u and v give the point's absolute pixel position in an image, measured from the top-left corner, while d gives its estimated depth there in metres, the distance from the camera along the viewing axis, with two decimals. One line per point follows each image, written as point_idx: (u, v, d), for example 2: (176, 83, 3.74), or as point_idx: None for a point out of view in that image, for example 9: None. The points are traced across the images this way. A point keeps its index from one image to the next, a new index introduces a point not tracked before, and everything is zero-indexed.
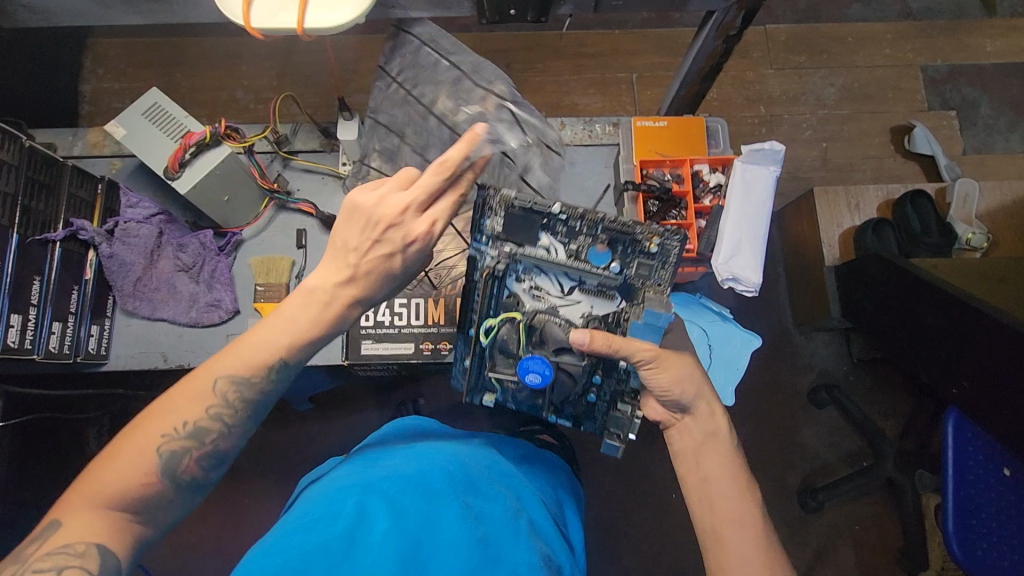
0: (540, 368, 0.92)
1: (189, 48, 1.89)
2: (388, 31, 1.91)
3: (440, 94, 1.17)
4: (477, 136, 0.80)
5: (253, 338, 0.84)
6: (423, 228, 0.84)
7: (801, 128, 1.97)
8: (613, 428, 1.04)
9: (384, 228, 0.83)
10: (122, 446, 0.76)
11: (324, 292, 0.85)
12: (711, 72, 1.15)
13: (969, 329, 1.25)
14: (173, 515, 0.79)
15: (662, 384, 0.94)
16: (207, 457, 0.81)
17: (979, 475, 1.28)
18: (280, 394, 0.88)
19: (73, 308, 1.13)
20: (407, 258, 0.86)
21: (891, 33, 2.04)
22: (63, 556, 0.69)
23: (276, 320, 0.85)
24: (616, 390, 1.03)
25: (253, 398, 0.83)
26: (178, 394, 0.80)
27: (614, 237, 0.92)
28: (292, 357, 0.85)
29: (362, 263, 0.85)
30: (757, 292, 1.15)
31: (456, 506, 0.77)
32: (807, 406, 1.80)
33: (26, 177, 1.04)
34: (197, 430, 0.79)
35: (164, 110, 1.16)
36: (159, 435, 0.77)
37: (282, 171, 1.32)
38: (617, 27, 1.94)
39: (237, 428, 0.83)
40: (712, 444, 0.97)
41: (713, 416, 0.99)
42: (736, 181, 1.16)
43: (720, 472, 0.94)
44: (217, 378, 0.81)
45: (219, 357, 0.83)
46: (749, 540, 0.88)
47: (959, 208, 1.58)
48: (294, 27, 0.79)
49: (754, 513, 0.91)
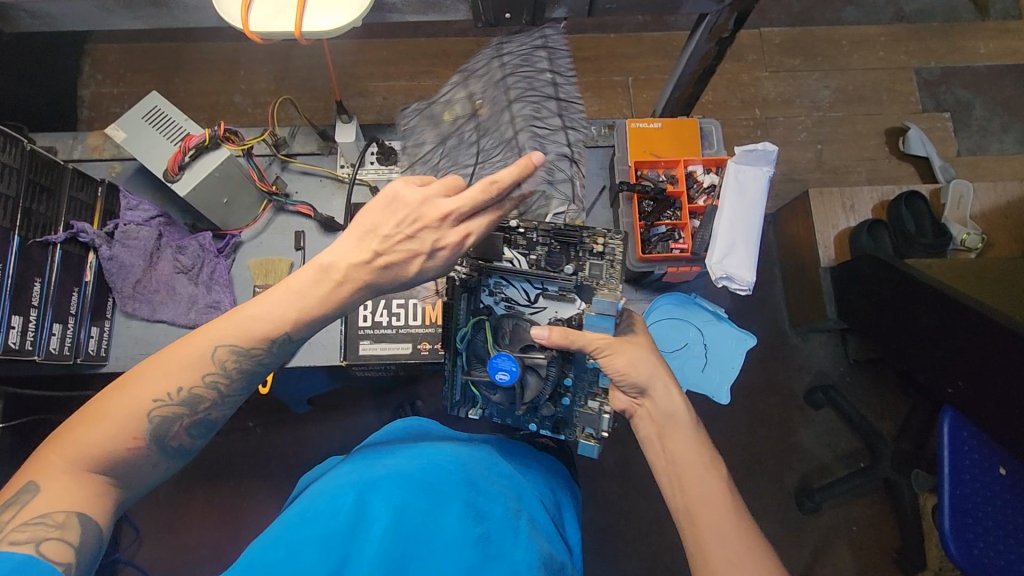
0: (508, 365, 0.91)
1: (188, 53, 1.91)
2: (386, 36, 1.93)
3: (516, 103, 0.98)
4: (532, 164, 0.75)
5: (255, 309, 0.82)
6: (455, 238, 0.81)
7: (796, 130, 1.99)
8: (586, 427, 1.03)
9: (420, 227, 0.80)
10: (112, 409, 0.77)
11: (338, 273, 0.81)
12: (705, 74, 1.17)
13: (961, 329, 1.26)
14: (151, 478, 0.82)
15: (621, 370, 0.96)
16: (197, 422, 0.82)
17: (975, 474, 1.28)
18: (277, 365, 0.88)
19: (73, 309, 1.14)
20: (429, 262, 0.83)
21: (885, 36, 2.06)
22: (41, 527, 0.70)
23: (282, 291, 0.83)
24: (587, 388, 1.04)
25: (249, 369, 0.83)
26: (173, 358, 0.80)
27: (564, 240, 0.97)
28: (295, 332, 0.84)
29: (389, 251, 0.81)
30: (752, 291, 1.16)
31: (456, 504, 0.77)
32: (804, 406, 1.81)
33: (28, 179, 1.05)
34: (191, 397, 0.80)
35: (164, 113, 1.17)
36: (151, 401, 0.78)
37: (281, 173, 1.34)
38: (613, 31, 1.96)
39: (229, 398, 0.84)
40: (674, 426, 0.98)
41: (671, 397, 0.99)
42: (730, 181, 1.17)
43: (687, 451, 0.96)
44: (215, 347, 0.80)
45: (219, 323, 0.82)
46: (723, 518, 0.89)
47: (953, 209, 1.59)
48: (292, 30, 0.80)
49: (722, 489, 0.92)
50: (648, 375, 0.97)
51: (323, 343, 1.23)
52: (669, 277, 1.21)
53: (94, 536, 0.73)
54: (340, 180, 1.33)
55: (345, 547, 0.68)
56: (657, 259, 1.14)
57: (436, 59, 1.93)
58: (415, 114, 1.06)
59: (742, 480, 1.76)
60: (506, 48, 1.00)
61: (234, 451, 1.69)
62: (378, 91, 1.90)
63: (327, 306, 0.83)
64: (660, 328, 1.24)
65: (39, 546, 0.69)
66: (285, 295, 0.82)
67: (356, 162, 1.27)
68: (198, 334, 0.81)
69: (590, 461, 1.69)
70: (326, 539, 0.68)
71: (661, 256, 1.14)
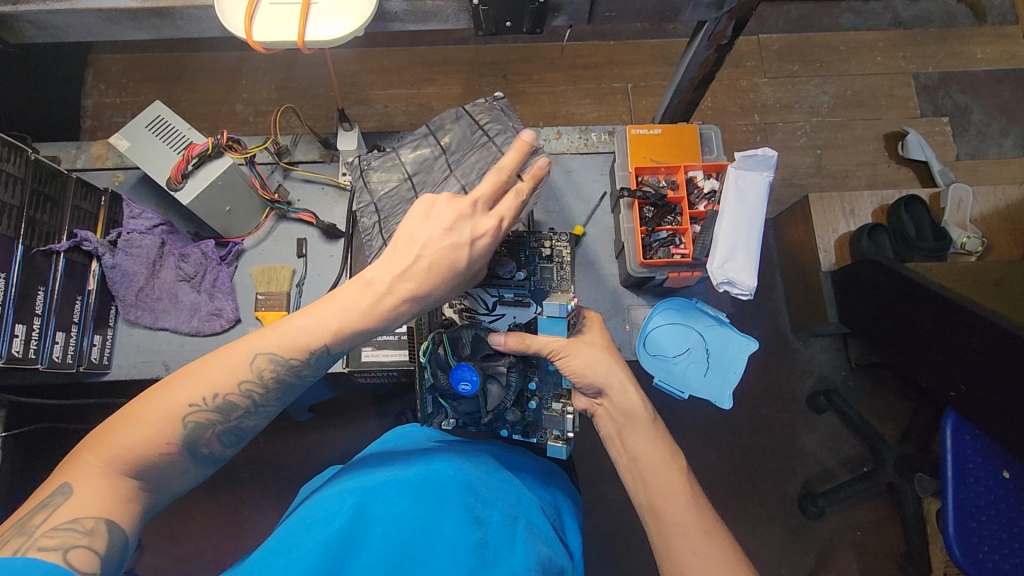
0: (468, 375, 0.95)
1: (189, 62, 1.92)
2: (387, 46, 1.95)
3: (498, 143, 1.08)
4: (526, 142, 0.89)
5: (301, 321, 0.85)
6: (492, 224, 0.87)
7: (795, 136, 1.99)
8: (554, 429, 1.03)
9: (456, 219, 0.86)
10: (149, 412, 0.78)
11: (380, 284, 0.84)
12: (703, 80, 1.17)
13: (960, 334, 1.26)
14: (178, 485, 0.82)
15: (576, 371, 0.98)
16: (228, 430, 0.83)
17: (979, 477, 1.29)
18: (313, 380, 0.89)
19: (77, 318, 1.14)
20: (474, 253, 0.87)
21: (882, 42, 2.08)
22: (71, 533, 0.69)
23: (328, 306, 0.85)
24: (551, 391, 1.07)
25: (285, 380, 0.85)
26: (213, 365, 0.81)
27: (512, 247, 1.06)
28: (334, 345, 0.85)
29: (429, 250, 0.85)
30: (753, 296, 1.15)
31: (455, 509, 0.77)
32: (806, 411, 1.80)
33: (32, 189, 1.06)
34: (225, 404, 0.81)
35: (166, 122, 1.18)
36: (188, 405, 0.79)
37: (283, 181, 1.34)
38: (612, 39, 1.97)
39: (263, 408, 0.85)
40: (632, 425, 0.98)
41: (627, 395, 0.98)
42: (729, 187, 1.16)
43: (646, 447, 0.96)
44: (256, 354, 0.82)
45: (262, 334, 0.84)
46: (684, 510, 0.89)
47: (953, 213, 1.60)
48: (294, 40, 0.81)
49: (682, 483, 0.92)
50: (603, 373, 0.98)
51: None
52: (670, 282, 1.20)
53: (120, 545, 0.72)
54: (341, 188, 1.33)
55: (342, 554, 0.68)
56: (658, 264, 1.15)
57: (436, 68, 1.94)
58: (377, 161, 1.14)
59: (744, 485, 1.76)
60: (473, 108, 1.14)
61: (235, 459, 1.69)
62: (378, 100, 1.91)
63: (371, 319, 0.84)
64: (663, 333, 1.24)
65: (66, 553, 0.67)
66: (328, 310, 0.84)
67: None
68: (242, 343, 0.83)
69: (593, 467, 1.68)
70: (322, 545, 0.68)
71: (662, 262, 1.14)
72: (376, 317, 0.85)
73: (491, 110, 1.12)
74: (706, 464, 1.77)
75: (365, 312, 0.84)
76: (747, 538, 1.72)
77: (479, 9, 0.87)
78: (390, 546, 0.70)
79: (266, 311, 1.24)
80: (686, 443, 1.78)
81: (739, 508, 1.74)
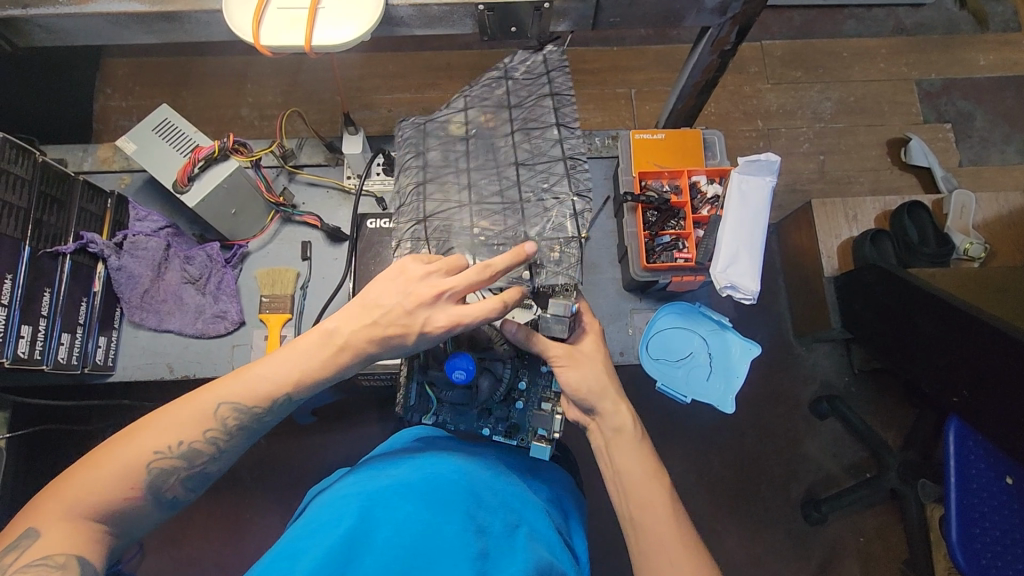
0: (467, 365, 0.97)
1: (196, 67, 1.94)
2: (393, 52, 1.96)
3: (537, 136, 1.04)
4: (525, 253, 0.84)
5: (263, 369, 0.86)
6: (444, 323, 0.84)
7: (798, 141, 2.00)
8: (539, 429, 1.05)
9: (415, 304, 0.84)
10: (114, 457, 0.78)
11: (338, 339, 0.87)
12: (707, 85, 1.18)
13: (965, 340, 1.26)
14: (142, 528, 0.82)
15: (573, 385, 0.99)
16: (192, 475, 0.84)
17: (982, 484, 1.28)
18: (275, 423, 0.90)
19: (82, 319, 1.15)
20: (421, 339, 0.86)
21: (885, 49, 2.08)
22: (44, 569, 0.70)
23: (289, 352, 0.87)
24: (540, 393, 1.08)
25: (248, 426, 0.86)
26: (176, 412, 0.82)
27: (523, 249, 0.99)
28: (296, 394, 0.87)
29: (387, 323, 0.85)
30: (756, 300, 1.15)
31: (459, 512, 0.77)
32: (809, 417, 1.80)
33: (39, 190, 1.07)
34: (191, 451, 0.82)
35: (174, 125, 1.19)
36: (153, 452, 0.80)
37: (288, 184, 1.35)
38: (616, 45, 1.98)
39: (226, 453, 0.87)
40: (619, 439, 0.98)
41: (618, 412, 0.99)
42: (732, 192, 1.16)
43: (631, 464, 0.96)
44: (220, 403, 0.84)
45: (223, 382, 0.85)
46: (664, 525, 0.90)
47: (956, 219, 1.59)
48: (302, 44, 0.82)
49: (665, 499, 0.93)
50: (596, 392, 0.99)
51: None
52: (673, 286, 1.21)
53: None
54: (346, 191, 1.34)
55: (347, 557, 0.68)
56: (662, 268, 1.16)
57: (441, 73, 1.95)
58: (411, 126, 1.08)
59: (747, 490, 1.75)
60: (516, 68, 1.07)
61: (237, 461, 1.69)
62: (382, 104, 1.92)
63: (328, 370, 0.87)
64: (666, 337, 1.24)
65: None
66: (291, 358, 0.87)
67: (363, 173, 1.27)
68: (206, 390, 0.84)
69: (595, 473, 1.68)
70: (327, 549, 0.68)
71: (665, 266, 1.15)
72: (339, 368, 0.88)
73: (535, 108, 1.05)
74: (708, 470, 1.76)
75: (326, 365, 0.87)
76: (749, 544, 1.72)
77: (485, 15, 0.88)
78: (392, 551, 0.70)
79: (270, 313, 1.25)
80: (688, 448, 1.78)
81: (742, 513, 1.74)
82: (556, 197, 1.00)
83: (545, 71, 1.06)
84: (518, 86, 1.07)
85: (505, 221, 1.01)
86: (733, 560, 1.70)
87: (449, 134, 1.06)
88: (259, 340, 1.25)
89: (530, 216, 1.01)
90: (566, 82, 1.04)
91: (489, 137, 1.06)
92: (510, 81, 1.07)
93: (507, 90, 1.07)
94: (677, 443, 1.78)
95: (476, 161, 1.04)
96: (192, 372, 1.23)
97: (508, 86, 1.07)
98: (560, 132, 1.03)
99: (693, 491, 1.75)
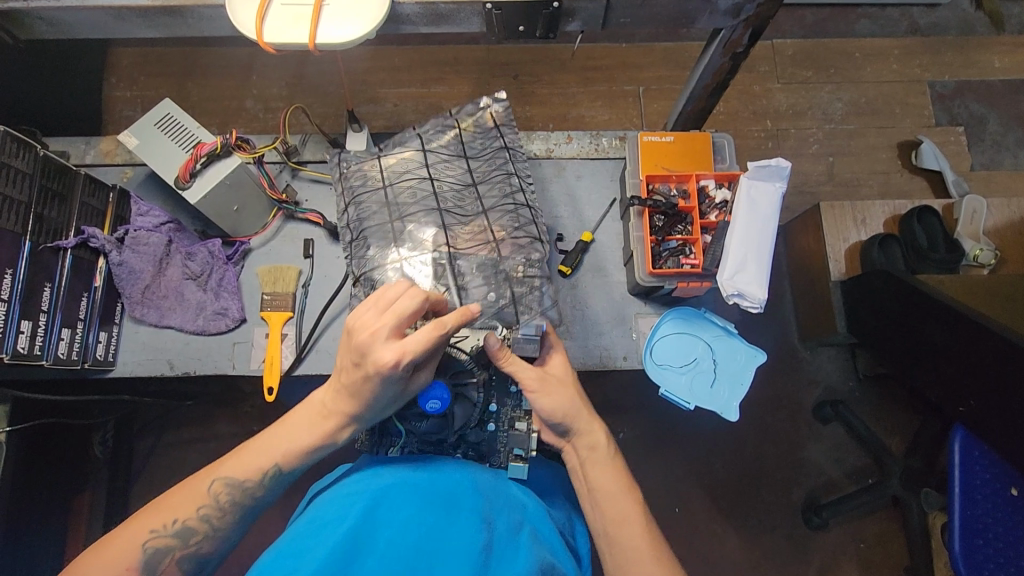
0: (440, 394, 0.90)
1: (201, 57, 1.92)
2: (400, 46, 1.94)
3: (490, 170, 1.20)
4: (471, 313, 0.84)
5: (254, 446, 0.92)
6: (390, 359, 0.78)
7: (808, 143, 1.97)
8: (516, 448, 1.02)
9: (360, 351, 0.81)
10: (115, 542, 0.84)
11: (322, 405, 0.91)
12: (718, 87, 1.15)
13: (974, 347, 1.24)
14: None
15: (547, 411, 0.99)
16: (188, 556, 0.86)
17: (986, 494, 1.26)
18: (274, 499, 0.93)
19: (82, 314, 1.15)
20: (378, 384, 0.81)
21: (898, 49, 2.05)
22: None
23: (279, 430, 0.93)
24: (510, 414, 1.04)
25: (243, 502, 0.90)
26: (176, 494, 0.89)
27: (490, 271, 1.12)
28: (285, 465, 0.91)
29: (348, 375, 0.85)
30: (763, 308, 1.13)
31: (464, 510, 0.77)
32: (812, 421, 1.79)
33: (40, 184, 1.06)
34: (184, 529, 0.86)
35: (177, 120, 1.18)
36: (149, 531, 0.85)
37: (291, 181, 1.34)
38: (625, 41, 1.95)
39: (223, 532, 0.89)
40: (594, 457, 0.99)
41: (591, 431, 1.01)
42: (741, 198, 1.13)
43: (605, 481, 0.97)
44: (213, 480, 0.89)
45: (221, 463, 0.92)
46: (639, 536, 0.92)
47: (966, 224, 1.57)
48: (306, 42, 0.80)
49: (637, 509, 0.95)
50: (570, 415, 1.00)
51: (328, 350, 1.22)
52: (679, 292, 1.20)
53: None
54: None
55: (350, 555, 0.66)
56: (668, 274, 1.14)
57: (448, 67, 1.93)
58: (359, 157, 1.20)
59: (749, 494, 1.74)
60: (461, 114, 1.25)
61: None
62: (388, 98, 1.90)
63: (312, 438, 0.90)
64: (670, 344, 1.23)
65: None
66: (276, 436, 0.92)
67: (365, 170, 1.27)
68: (203, 473, 0.91)
69: None
70: (330, 544, 0.66)
71: (671, 271, 1.14)
72: (328, 439, 0.91)
73: (493, 159, 1.20)
74: (710, 474, 1.75)
75: (315, 436, 0.90)
76: (749, 548, 1.71)
77: (492, 13, 0.86)
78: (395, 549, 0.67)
79: (272, 311, 1.23)
80: (690, 451, 1.77)
81: (743, 517, 1.73)
82: (526, 237, 1.15)
83: (495, 124, 1.24)
84: (470, 138, 1.22)
85: (462, 246, 1.13)
86: (733, 564, 1.70)
87: (411, 172, 1.18)
88: (261, 338, 1.24)
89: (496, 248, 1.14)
90: (515, 136, 1.23)
91: (450, 180, 1.18)
92: (462, 131, 1.23)
93: (461, 140, 1.22)
94: (679, 445, 1.77)
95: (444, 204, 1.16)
96: (193, 368, 1.22)
97: (461, 136, 1.22)
98: (518, 181, 1.19)
99: (694, 495, 1.74)
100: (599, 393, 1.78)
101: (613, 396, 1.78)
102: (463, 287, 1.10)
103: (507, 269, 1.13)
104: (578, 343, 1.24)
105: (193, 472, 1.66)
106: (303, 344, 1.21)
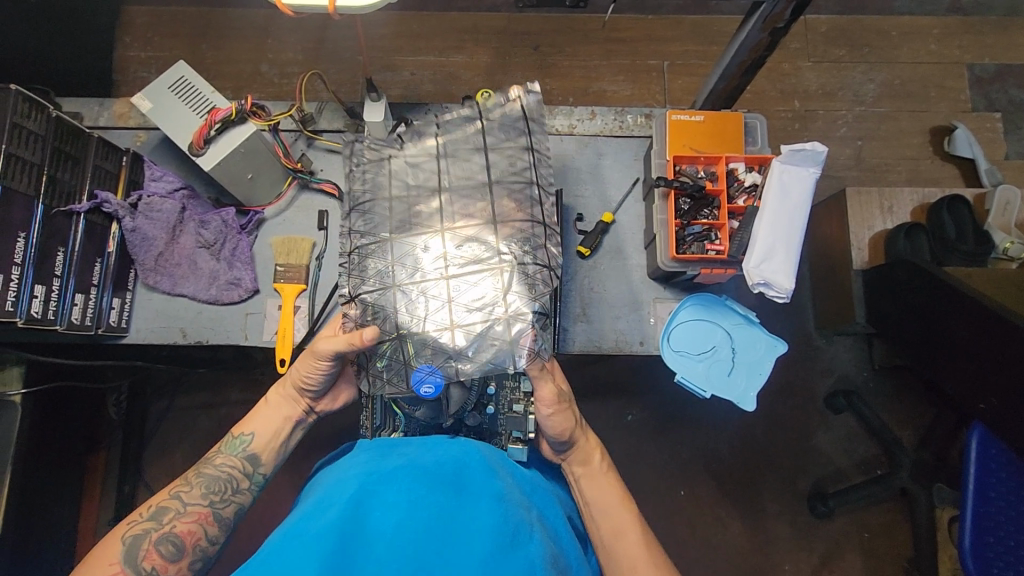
0: (433, 378, 0.92)
1: (215, 19, 1.87)
2: (419, 12, 1.88)
3: (498, 156, 1.05)
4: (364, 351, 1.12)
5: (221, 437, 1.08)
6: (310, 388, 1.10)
7: (836, 125, 1.90)
8: (513, 431, 1.00)
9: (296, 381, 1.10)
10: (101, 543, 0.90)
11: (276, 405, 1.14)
12: (752, 66, 1.10)
13: (999, 343, 1.20)
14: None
15: (555, 428, 1.01)
16: (164, 538, 0.91)
17: (1002, 493, 1.22)
18: (246, 485, 1.03)
19: (95, 280, 1.14)
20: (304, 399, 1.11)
21: (938, 29, 1.96)
22: None
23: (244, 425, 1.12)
24: (509, 396, 1.02)
25: (208, 475, 1.01)
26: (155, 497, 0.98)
27: (493, 270, 0.98)
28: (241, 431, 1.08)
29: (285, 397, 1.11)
30: (789, 299, 1.10)
31: (474, 491, 0.76)
32: (824, 410, 1.77)
33: (53, 147, 1.05)
34: (158, 510, 0.94)
35: (190, 83, 1.15)
36: (127, 522, 0.93)
37: (306, 150, 1.31)
38: (651, 12, 1.87)
39: (196, 508, 0.96)
40: (590, 473, 1.05)
41: (589, 444, 1.07)
42: (772, 183, 1.10)
43: (599, 495, 1.02)
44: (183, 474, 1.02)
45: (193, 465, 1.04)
46: (635, 545, 0.96)
47: (998, 216, 1.51)
48: (324, 5, 0.75)
49: (635, 522, 0.99)
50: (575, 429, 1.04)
51: None
52: (700, 278, 1.17)
53: None
54: None
55: (360, 536, 0.65)
56: (691, 260, 1.12)
57: (467, 35, 1.87)
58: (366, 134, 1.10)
59: (755, 480, 1.74)
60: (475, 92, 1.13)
61: None
62: (405, 66, 1.85)
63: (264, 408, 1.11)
64: (685, 330, 1.21)
65: None
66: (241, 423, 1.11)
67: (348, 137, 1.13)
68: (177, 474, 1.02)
69: None
70: (341, 528, 0.66)
71: (695, 257, 1.11)
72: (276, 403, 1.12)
73: (512, 155, 1.05)
74: (718, 458, 1.75)
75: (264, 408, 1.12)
76: (753, 532, 1.72)
77: None
78: (404, 531, 0.66)
79: (285, 283, 1.22)
80: (698, 436, 1.76)
81: (749, 502, 1.73)
82: (534, 262, 0.99)
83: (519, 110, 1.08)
84: (488, 124, 1.07)
85: (463, 242, 1.00)
86: (736, 548, 1.71)
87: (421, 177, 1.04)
88: (273, 309, 1.23)
89: (496, 241, 1.00)
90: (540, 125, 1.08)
91: (460, 172, 1.04)
92: (478, 117, 1.08)
93: (477, 127, 1.07)
94: (687, 429, 1.76)
95: (451, 213, 1.01)
96: (206, 338, 1.22)
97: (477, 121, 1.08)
98: (538, 190, 1.04)
99: (701, 480, 1.74)
100: (611, 374, 1.77)
101: (624, 378, 1.77)
102: (459, 287, 0.98)
103: (509, 269, 0.98)
104: (593, 325, 1.23)
105: (205, 438, 1.68)
106: (315, 317, 1.20)
